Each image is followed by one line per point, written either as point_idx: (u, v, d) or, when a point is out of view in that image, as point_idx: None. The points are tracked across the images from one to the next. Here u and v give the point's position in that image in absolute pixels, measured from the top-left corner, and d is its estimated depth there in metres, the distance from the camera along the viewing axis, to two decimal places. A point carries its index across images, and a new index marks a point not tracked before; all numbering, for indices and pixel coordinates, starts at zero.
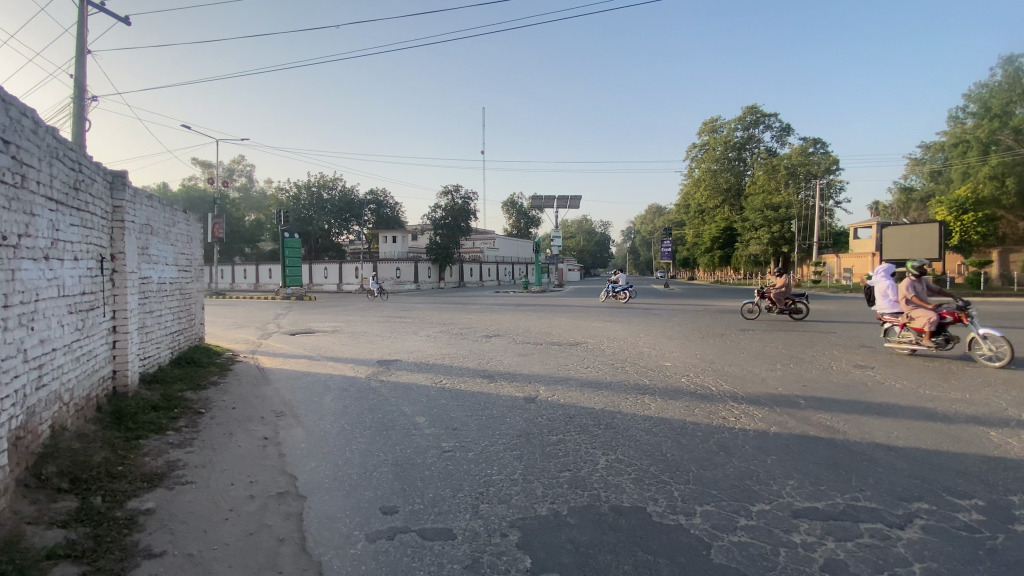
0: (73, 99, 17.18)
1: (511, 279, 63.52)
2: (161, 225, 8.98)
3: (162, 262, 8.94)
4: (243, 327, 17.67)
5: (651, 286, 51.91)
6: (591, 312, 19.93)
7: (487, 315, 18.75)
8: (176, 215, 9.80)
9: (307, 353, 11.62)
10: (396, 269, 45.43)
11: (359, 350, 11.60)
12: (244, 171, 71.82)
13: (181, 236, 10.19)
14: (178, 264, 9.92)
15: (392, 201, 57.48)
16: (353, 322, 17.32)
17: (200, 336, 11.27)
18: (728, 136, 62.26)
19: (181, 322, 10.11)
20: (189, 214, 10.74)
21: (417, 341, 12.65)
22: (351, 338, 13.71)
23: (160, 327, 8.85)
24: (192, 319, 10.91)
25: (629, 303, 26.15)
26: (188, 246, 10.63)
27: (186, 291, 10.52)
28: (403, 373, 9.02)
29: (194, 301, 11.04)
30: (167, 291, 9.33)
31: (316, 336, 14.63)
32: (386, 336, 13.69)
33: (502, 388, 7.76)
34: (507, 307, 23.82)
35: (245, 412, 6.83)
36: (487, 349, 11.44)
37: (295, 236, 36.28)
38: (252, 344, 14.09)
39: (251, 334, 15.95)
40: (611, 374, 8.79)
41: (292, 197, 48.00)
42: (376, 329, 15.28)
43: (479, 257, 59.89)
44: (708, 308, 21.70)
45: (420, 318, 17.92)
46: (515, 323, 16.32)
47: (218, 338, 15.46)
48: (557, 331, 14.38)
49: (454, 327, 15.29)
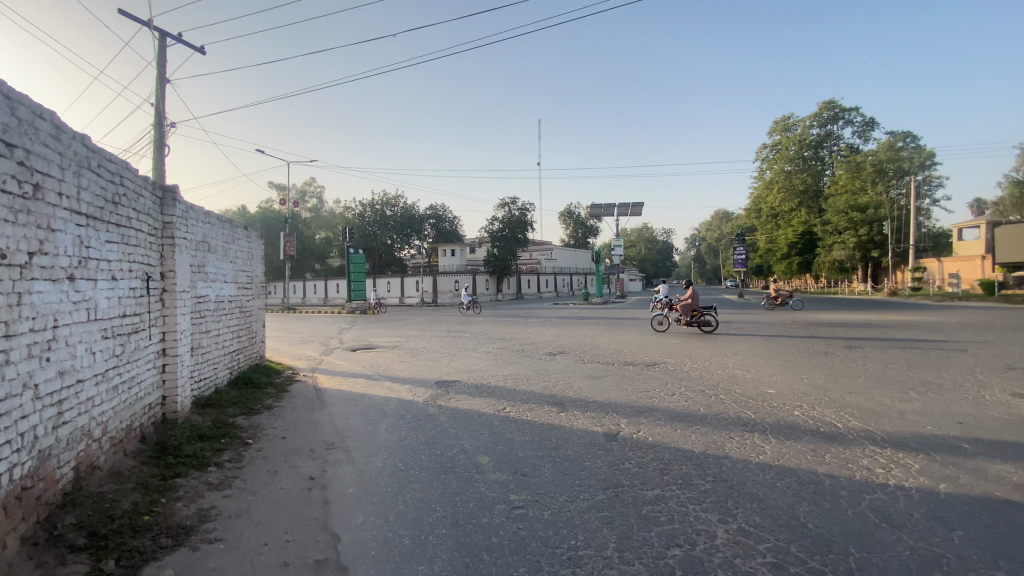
0: (155, 127, 18.16)
1: (571, 290, 62.13)
2: (218, 241, 8.73)
3: (220, 279, 8.67)
4: (307, 342, 17.73)
5: (722, 296, 48.78)
6: (661, 326, 18.41)
7: (548, 330, 17.77)
8: (235, 231, 9.59)
9: (365, 373, 11.14)
10: (455, 283, 45.48)
11: (417, 370, 10.97)
12: (314, 192, 75.64)
13: (241, 253, 9.99)
14: (237, 282, 9.69)
15: (451, 215, 58.06)
16: (412, 338, 16.89)
17: (260, 354, 11.04)
18: (803, 135, 58.00)
19: (240, 341, 9.84)
20: (251, 231, 10.59)
21: (477, 359, 11.88)
22: (409, 355, 13.18)
23: (217, 346, 8.54)
24: (252, 337, 10.69)
25: None
26: (248, 263, 10.44)
27: (246, 309, 10.30)
28: (464, 398, 8.21)
29: (254, 319, 10.83)
30: (226, 309, 9.06)
31: (375, 352, 14.24)
32: (444, 353, 13.05)
33: (576, 420, 6.73)
34: (569, 321, 22.71)
35: (296, 444, 6.19)
36: (552, 370, 10.45)
37: (358, 252, 37.13)
38: (313, 361, 13.89)
39: (314, 350, 15.87)
40: (701, 403, 7.53)
41: (357, 214, 49.53)
42: (435, 345, 14.71)
43: (538, 269, 59.11)
44: (796, 321, 19.53)
45: (479, 333, 17.23)
46: (579, 339, 15.24)
47: (281, 354, 15.48)
48: (627, 348, 13.15)
49: (517, 343, 14.43)
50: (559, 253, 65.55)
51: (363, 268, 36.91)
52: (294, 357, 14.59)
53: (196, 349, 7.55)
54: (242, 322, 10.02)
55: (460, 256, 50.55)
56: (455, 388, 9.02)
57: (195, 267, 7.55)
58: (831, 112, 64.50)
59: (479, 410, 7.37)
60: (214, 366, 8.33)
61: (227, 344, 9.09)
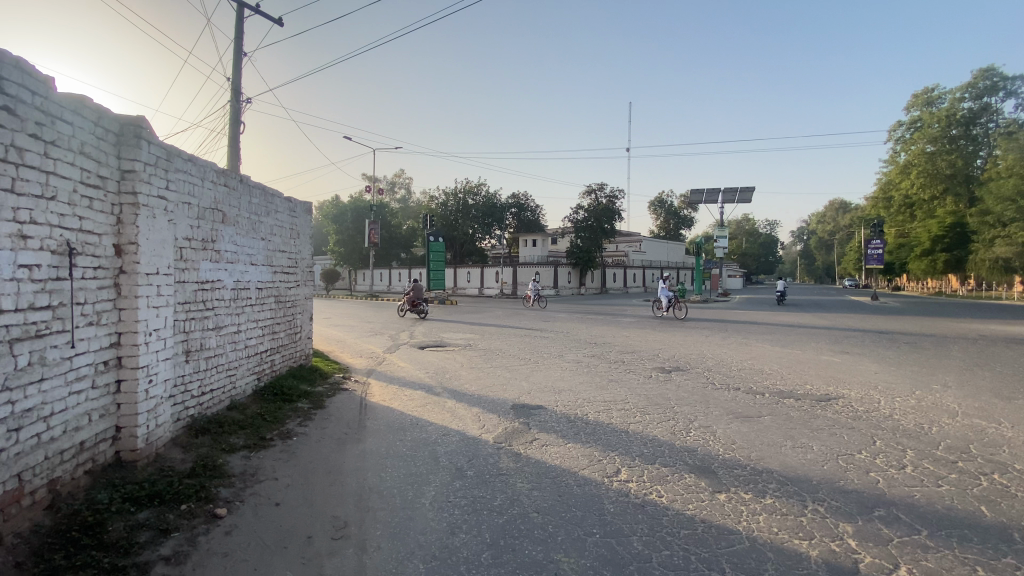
0: (231, 102, 17.31)
1: (661, 286, 57.21)
2: (244, 211, 6.77)
3: (244, 260, 6.73)
4: (376, 334, 16.09)
5: (843, 297, 41.95)
6: (796, 335, 14.53)
7: (649, 334, 14.62)
8: (272, 202, 7.66)
9: (426, 381, 8.90)
10: (536, 274, 42.96)
11: (491, 383, 8.56)
12: (401, 183, 76.64)
13: (282, 229, 8.07)
14: (273, 265, 7.76)
15: (534, 203, 55.52)
16: (488, 336, 14.58)
17: (307, 352, 9.17)
18: (953, 108, 48.38)
19: (278, 338, 7.93)
20: (296, 203, 8.65)
21: (565, 373, 9.19)
22: (482, 359, 10.81)
23: (237, 346, 6.62)
24: (297, 333, 8.82)
25: (837, 321, 19.72)
26: (292, 243, 8.51)
27: (288, 299, 8.39)
28: (553, 440, 5.59)
29: (300, 310, 8.93)
30: (255, 299, 7.15)
31: (445, 352, 12.04)
32: (524, 360, 10.53)
33: (749, 516, 3.91)
34: (671, 321, 19.25)
35: (289, 522, 3.86)
36: (672, 398, 7.53)
37: (439, 240, 35.79)
38: (374, 358, 12.04)
39: (379, 344, 14.07)
40: (967, 494, 4.34)
41: (439, 202, 48.56)
42: (513, 347, 12.30)
43: (625, 262, 55.01)
44: (986, 337, 14.72)
45: (563, 335, 14.53)
46: (694, 350, 12.01)
47: (345, 347, 13.85)
48: (765, 367, 9.81)
49: (614, 351, 11.59)
50: (649, 245, 60.70)
51: (443, 257, 35.44)
52: (356, 352, 12.81)
53: (198, 353, 5.62)
54: (282, 315, 8.11)
55: (542, 246, 47.84)
56: (540, 418, 6.42)
57: (198, 243, 5.62)
58: (989, 80, 53.30)
59: (577, 472, 4.70)
60: (231, 373, 6.42)
61: (256, 343, 7.18)
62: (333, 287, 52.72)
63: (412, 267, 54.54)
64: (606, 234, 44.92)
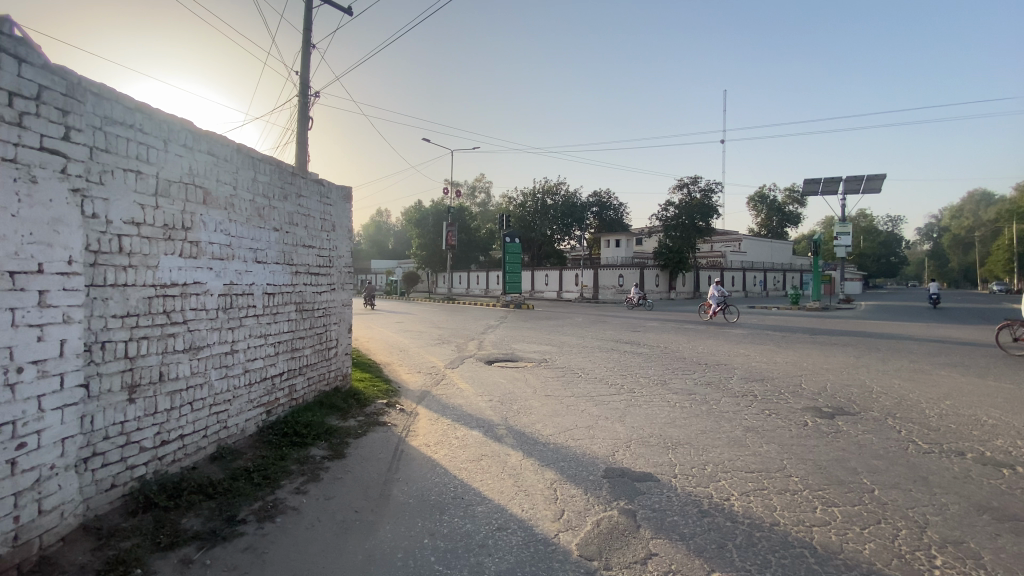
0: (299, 96, 16.46)
1: (762, 290, 51.31)
2: (242, 190, 5.06)
3: (243, 257, 5.03)
4: (443, 343, 14.40)
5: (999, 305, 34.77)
6: (990, 360, 10.71)
7: (775, 353, 11.48)
8: (292, 183, 5.96)
9: (487, 415, 6.81)
10: (619, 277, 39.80)
11: (574, 422, 6.31)
12: (480, 187, 76.24)
13: (308, 218, 6.33)
14: (294, 263, 6.02)
15: (618, 201, 52.06)
16: (568, 350, 12.23)
17: (347, 373, 7.39)
18: None
19: (303, 356, 6.22)
20: (331, 186, 6.92)
21: (675, 413, 6.68)
22: (560, 382, 8.54)
23: (233, 372, 4.92)
24: (335, 350, 7.05)
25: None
26: (323, 236, 6.75)
27: (320, 306, 6.65)
28: (681, 561, 3.24)
29: (337, 321, 7.16)
30: (266, 308, 5.44)
31: (516, 369, 9.93)
32: (614, 388, 8.13)
33: None
34: (794, 335, 15.68)
35: None
36: (859, 474, 4.80)
37: (516, 241, 33.91)
38: (434, 373, 10.23)
39: (443, 356, 12.27)
40: None
41: (517, 203, 46.81)
42: (600, 367, 9.92)
43: (721, 263, 50.08)
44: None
45: (660, 352, 11.83)
46: (848, 381, 8.87)
47: (406, 357, 12.24)
48: (983, 417, 6.62)
49: (737, 378, 8.86)
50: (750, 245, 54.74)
51: (519, 258, 33.54)
52: (414, 365, 11.07)
53: (153, 388, 3.94)
54: (310, 327, 6.38)
55: (626, 247, 44.43)
56: (652, 505, 4.06)
57: (153, 229, 3.95)
58: None
59: None
60: (219, 409, 4.73)
61: (267, 364, 5.47)
62: (412, 290, 52.98)
63: (490, 269, 53.39)
64: (700, 233, 41.26)
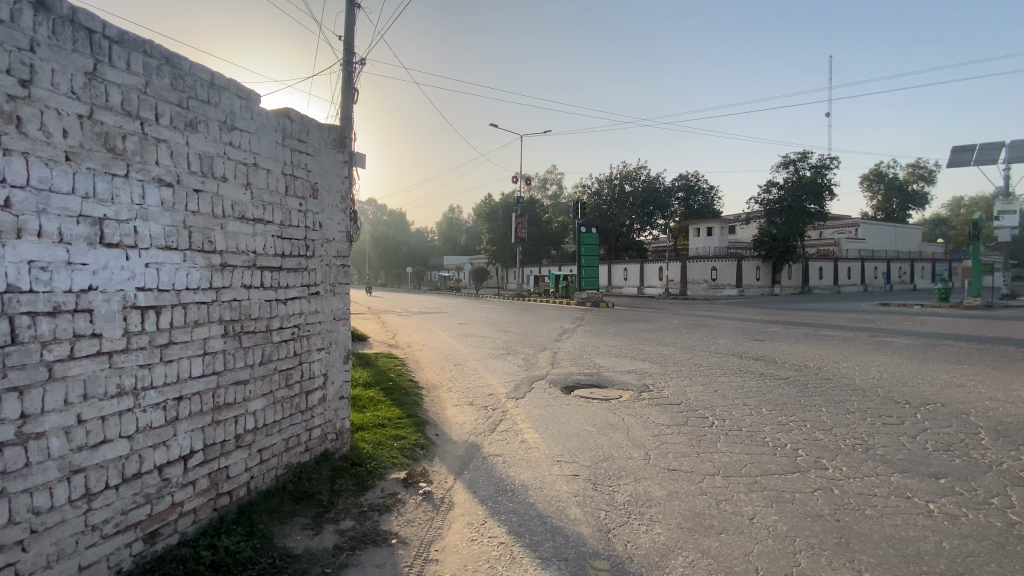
0: (342, 64, 13.88)
1: (882, 282, 43.95)
2: (49, 88, 2.38)
3: (53, 233, 2.36)
4: (509, 352, 11.57)
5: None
6: None
7: (1009, 388, 7.53)
8: (208, 99, 3.19)
9: (573, 519, 3.76)
10: (711, 270, 35.12)
11: (752, 564, 3.18)
12: (551, 178, 72.98)
13: (252, 167, 3.52)
14: (218, 249, 3.23)
15: (706, 185, 46.71)
16: (676, 371, 8.88)
17: (346, 430, 4.52)
18: None
19: (251, 415, 3.51)
20: (310, 121, 4.10)
21: (958, 557, 3.29)
22: (685, 442, 5.29)
23: (29, 480, 2.28)
24: (320, 396, 4.21)
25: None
26: (292, 203, 3.90)
27: (291, 323, 3.88)
28: None
29: (325, 348, 4.27)
30: (135, 335, 2.72)
31: (611, 404, 6.85)
32: (785, 462, 4.78)
33: None
34: (994, 347, 11.29)
35: None
36: None
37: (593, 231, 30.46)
38: (494, 400, 7.39)
39: (506, 373, 9.39)
40: None
41: (593, 191, 42.87)
42: (737, 409, 6.55)
43: (831, 253, 43.56)
44: None
45: (815, 381, 8.18)
46: None
47: (462, 373, 9.47)
48: None
49: (997, 445, 5.26)
50: (866, 231, 47.42)
51: (597, 251, 30.06)
52: (464, 387, 8.20)
53: None
54: (267, 360, 3.64)
55: (719, 236, 39.27)
56: None
57: None
58: None
59: None
60: None
61: (145, 447, 2.78)
62: (482, 286, 50.98)
63: (563, 264, 50.14)
64: (811, 219, 36.13)
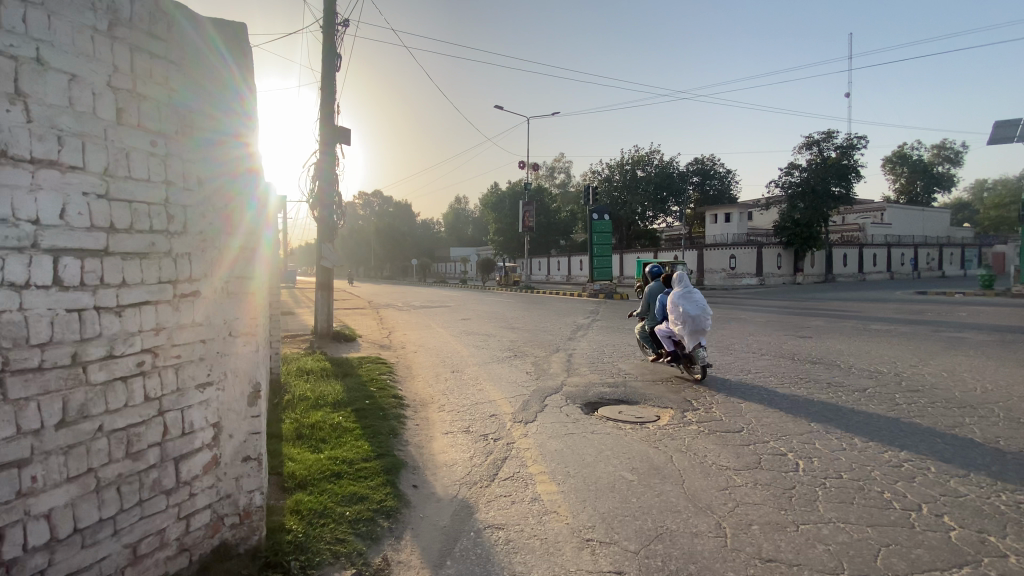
0: (322, 24, 12.16)
1: (909, 269, 41.75)
2: None
3: None
4: (515, 353, 9.96)
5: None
6: None
7: None
8: None
9: None
10: (730, 258, 33.22)
11: None
12: (560, 166, 70.83)
13: (28, 66, 1.93)
14: None
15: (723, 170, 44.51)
16: (720, 380, 7.23)
17: (262, 508, 2.86)
18: None
19: (41, 521, 1.97)
20: (174, 6, 2.46)
21: None
22: (771, 502, 3.66)
23: None
24: (204, 462, 2.58)
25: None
26: (135, 137, 2.28)
27: (139, 349, 2.27)
28: None
29: (215, 382, 2.63)
30: None
31: (649, 430, 5.24)
32: (937, 544, 3.13)
33: None
34: None
35: None
36: None
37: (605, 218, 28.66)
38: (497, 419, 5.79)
39: (512, 380, 7.80)
40: None
41: (603, 176, 40.91)
42: (823, 440, 4.87)
43: (855, 239, 41.40)
44: None
45: (904, 397, 6.44)
46: None
47: (459, 381, 7.89)
48: None
49: None
50: (891, 215, 45.16)
51: (609, 239, 28.25)
52: (460, 403, 6.55)
53: None
54: (81, 418, 2.07)
55: (737, 222, 37.26)
56: None
57: None
58: None
59: None
60: None
61: None
62: (490, 278, 49.39)
63: (571, 254, 48.32)
64: (838, 202, 33.96)
